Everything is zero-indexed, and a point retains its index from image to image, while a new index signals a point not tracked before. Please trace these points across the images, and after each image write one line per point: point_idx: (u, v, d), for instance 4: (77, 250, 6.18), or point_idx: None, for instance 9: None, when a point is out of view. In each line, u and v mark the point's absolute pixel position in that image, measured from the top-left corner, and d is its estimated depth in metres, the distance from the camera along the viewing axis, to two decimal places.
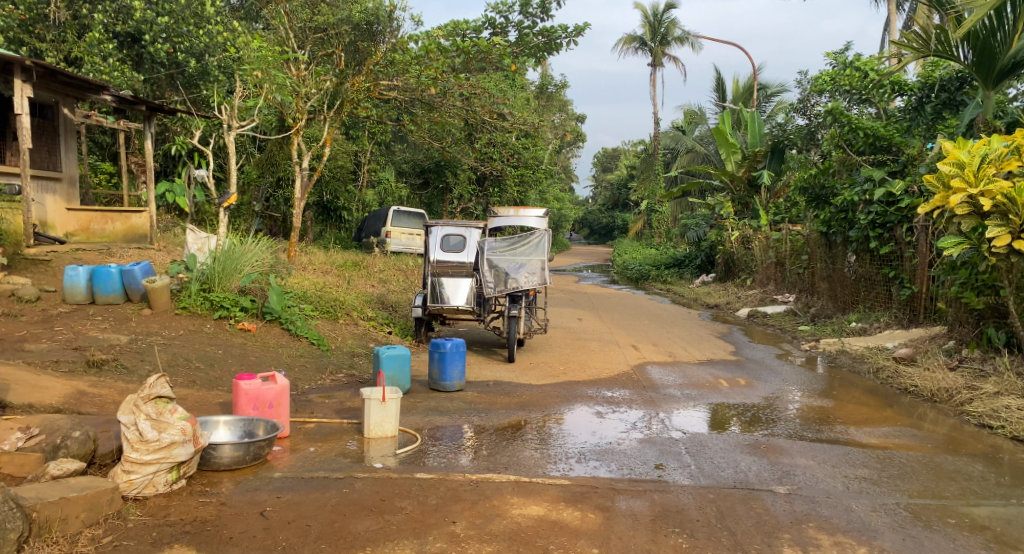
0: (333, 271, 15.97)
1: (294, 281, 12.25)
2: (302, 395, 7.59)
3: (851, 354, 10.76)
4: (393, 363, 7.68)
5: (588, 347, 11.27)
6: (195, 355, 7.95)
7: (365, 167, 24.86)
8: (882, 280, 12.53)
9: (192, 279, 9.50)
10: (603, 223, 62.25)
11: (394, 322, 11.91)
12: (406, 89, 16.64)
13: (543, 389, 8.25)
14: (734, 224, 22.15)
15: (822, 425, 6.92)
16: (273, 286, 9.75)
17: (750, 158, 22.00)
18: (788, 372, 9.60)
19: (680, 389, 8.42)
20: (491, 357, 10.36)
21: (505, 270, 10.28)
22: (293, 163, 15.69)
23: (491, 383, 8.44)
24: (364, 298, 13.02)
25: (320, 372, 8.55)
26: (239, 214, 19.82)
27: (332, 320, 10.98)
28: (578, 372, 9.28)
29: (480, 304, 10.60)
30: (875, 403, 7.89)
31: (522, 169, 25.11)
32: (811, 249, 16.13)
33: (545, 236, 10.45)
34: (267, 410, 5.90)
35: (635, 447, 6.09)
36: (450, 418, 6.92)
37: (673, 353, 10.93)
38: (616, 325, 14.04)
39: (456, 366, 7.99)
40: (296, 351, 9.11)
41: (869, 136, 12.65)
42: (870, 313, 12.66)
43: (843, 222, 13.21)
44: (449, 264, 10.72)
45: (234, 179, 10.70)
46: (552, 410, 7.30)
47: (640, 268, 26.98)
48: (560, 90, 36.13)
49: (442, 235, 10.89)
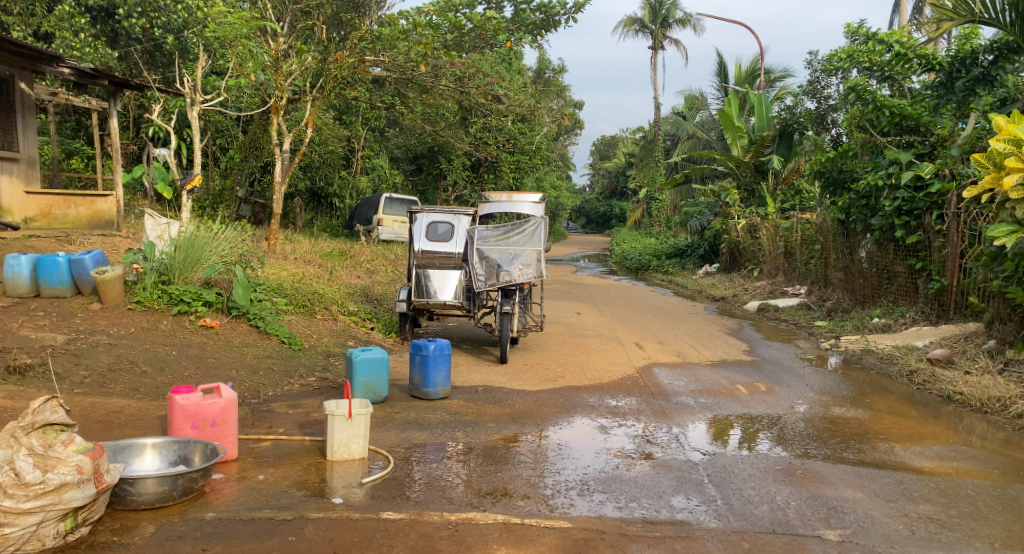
0: (317, 261, 15.01)
1: (269, 272, 11.27)
2: (263, 404, 6.63)
3: (877, 354, 9.83)
4: (370, 367, 6.74)
5: (588, 345, 10.32)
6: (143, 357, 7.00)
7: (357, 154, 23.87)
8: (907, 273, 11.61)
9: (148, 270, 8.50)
10: (600, 212, 61.33)
11: (377, 317, 10.95)
12: (396, 68, 15.63)
13: (539, 396, 7.31)
14: (739, 213, 21.18)
15: (861, 442, 6.01)
16: (240, 278, 8.75)
17: (757, 143, 21.04)
18: (810, 376, 8.67)
19: (693, 396, 7.48)
20: (481, 356, 9.41)
21: (497, 262, 9.36)
22: (274, 145, 14.70)
23: (480, 389, 7.50)
24: (346, 291, 12.04)
25: (288, 376, 7.60)
26: (221, 200, 18.85)
27: (309, 315, 10.01)
28: (579, 375, 8.34)
29: (472, 299, 9.66)
30: (915, 415, 6.98)
31: (519, 155, 24.10)
32: (825, 237, 15.22)
33: (541, 224, 9.53)
34: (209, 430, 4.94)
35: (647, 474, 5.16)
36: (431, 434, 5.98)
37: (682, 353, 9.98)
38: (617, 319, 13.09)
39: (440, 371, 7.04)
40: (263, 351, 8.16)
41: (894, 115, 11.74)
42: (894, 308, 11.73)
43: (864, 209, 12.27)
44: (436, 254, 9.61)
45: (199, 160, 9.68)
46: (549, 424, 6.36)
47: (640, 258, 26.05)
48: (558, 75, 35.07)
49: (427, 222, 9.78)
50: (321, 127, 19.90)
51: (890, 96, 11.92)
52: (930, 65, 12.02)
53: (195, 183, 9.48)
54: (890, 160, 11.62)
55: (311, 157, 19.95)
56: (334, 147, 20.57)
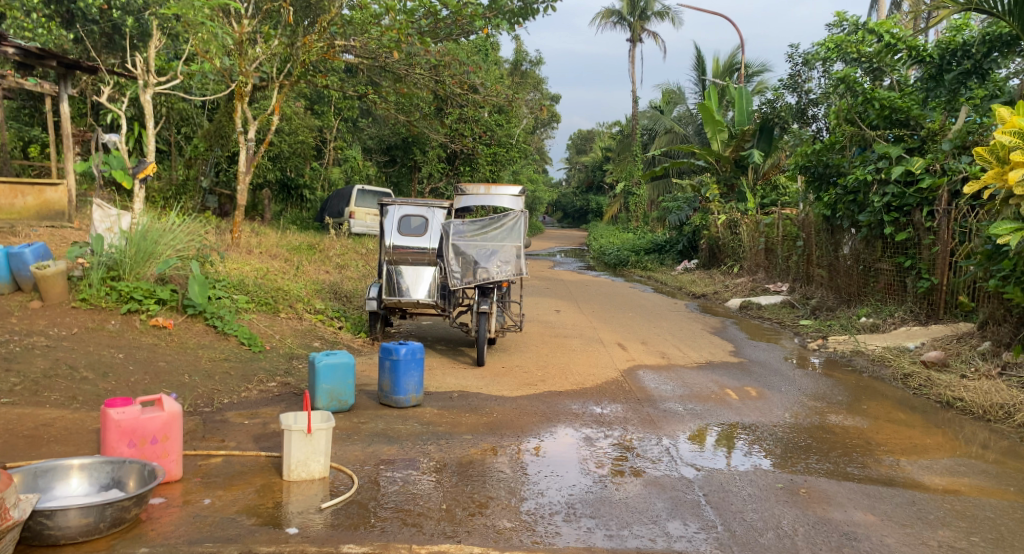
0: (284, 255, 14.40)
1: (231, 268, 10.67)
2: (216, 413, 6.08)
3: (867, 355, 9.46)
4: (334, 373, 6.22)
5: (569, 346, 9.85)
6: (84, 361, 6.41)
7: (329, 145, 23.32)
8: (894, 271, 11.26)
9: (96, 265, 7.88)
10: (576, 206, 61.00)
11: (346, 315, 10.39)
12: (368, 55, 15.05)
13: (517, 404, 6.81)
14: (719, 208, 20.84)
15: (864, 455, 5.59)
16: (196, 274, 8.17)
17: (737, 137, 20.74)
18: (801, 379, 8.27)
19: (682, 402, 7.03)
20: (456, 358, 8.90)
21: (474, 259, 8.79)
22: (239, 133, 14.06)
23: (455, 396, 7.00)
24: (313, 287, 11.46)
25: (246, 381, 7.05)
26: (185, 190, 18.12)
27: (272, 314, 9.44)
28: (559, 379, 7.87)
29: (445, 297, 9.12)
30: (916, 423, 6.58)
31: (496, 147, 23.59)
32: (808, 233, 14.90)
33: (521, 219, 9.06)
34: (148, 448, 4.37)
35: (639, 494, 4.71)
36: (400, 447, 5.46)
37: (666, 355, 9.54)
38: (598, 318, 12.63)
39: (413, 377, 6.54)
40: (219, 353, 7.59)
41: (883, 108, 11.30)
42: (881, 307, 11.38)
43: (852, 205, 11.91)
44: (408, 249, 9.09)
45: (152, 147, 9.06)
46: (530, 434, 5.87)
47: (618, 253, 25.65)
48: (535, 67, 34.60)
49: (399, 216, 9.25)
50: (290, 116, 19.22)
51: (880, 88, 11.51)
52: (919, 58, 11.64)
53: (147, 172, 8.86)
54: (879, 154, 11.27)
55: (280, 147, 19.28)
56: (304, 137, 19.91)
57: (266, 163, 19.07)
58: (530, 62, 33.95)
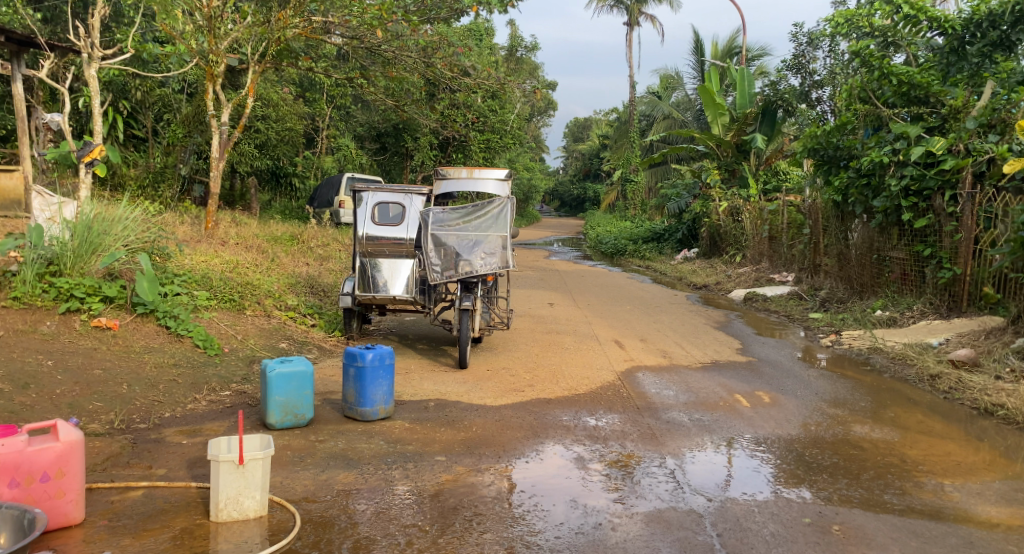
0: (262, 246, 13.59)
1: (197, 262, 9.85)
2: (152, 431, 5.30)
3: (886, 353, 8.65)
4: (289, 383, 5.42)
5: (561, 344, 9.05)
6: (3, 370, 5.61)
7: (320, 132, 22.61)
8: (912, 261, 10.44)
9: (32, 260, 7.06)
10: (574, 195, 60.12)
11: (320, 312, 9.58)
12: (351, 34, 14.19)
13: (501, 415, 6.03)
14: (720, 195, 20.02)
15: (901, 478, 4.80)
16: (146, 269, 7.33)
17: (738, 121, 19.73)
18: (817, 382, 7.49)
19: (686, 411, 6.24)
20: (437, 359, 8.10)
21: (456, 250, 8.04)
22: (212, 116, 13.24)
23: (431, 406, 6.21)
24: (288, 281, 10.64)
25: (197, 390, 6.27)
26: (162, 177, 17.33)
27: (237, 311, 8.62)
28: (549, 385, 7.08)
29: (425, 292, 8.36)
30: (952, 434, 5.76)
31: (489, 134, 22.73)
32: (816, 220, 14.11)
33: (508, 205, 8.21)
34: (35, 487, 3.75)
35: (641, 539, 3.96)
36: (360, 473, 4.68)
37: (668, 354, 8.73)
38: (594, 312, 11.84)
39: (381, 387, 5.73)
40: (169, 358, 6.78)
41: (902, 84, 10.59)
42: (897, 299, 10.57)
43: (866, 189, 11.09)
44: (383, 240, 8.24)
45: (100, 129, 8.26)
46: (513, 454, 5.10)
47: (616, 242, 24.85)
48: (531, 53, 33.64)
49: (374, 204, 8.39)
50: (276, 102, 18.30)
51: (898, 62, 10.75)
52: (942, 29, 10.66)
53: (94, 156, 8.18)
54: (895, 134, 10.47)
55: (267, 133, 18.37)
56: (292, 124, 19.01)
57: (251, 150, 18.02)
58: (526, 47, 33.03)
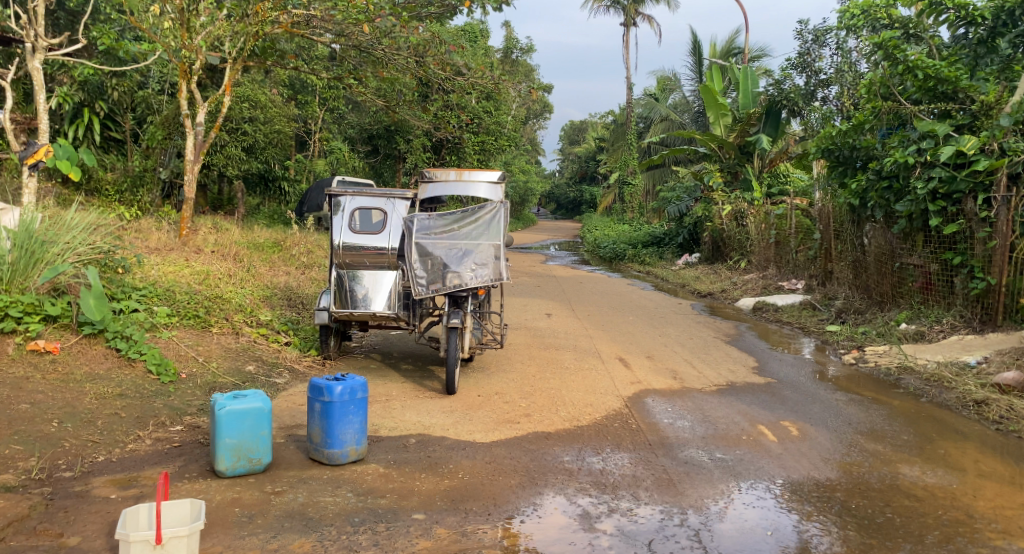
0: (242, 255, 12.76)
1: (163, 275, 9.00)
2: (78, 482, 4.47)
3: (918, 373, 7.84)
4: (243, 423, 4.63)
5: (560, 363, 8.24)
6: None
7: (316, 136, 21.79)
8: (938, 269, 9.66)
9: None
10: (570, 198, 59.38)
11: (297, 328, 8.74)
12: (336, 31, 13.39)
13: (492, 456, 5.22)
14: (723, 198, 19.20)
15: (973, 544, 4.03)
16: (93, 285, 6.43)
17: (742, 121, 18.91)
18: (847, 409, 6.68)
19: (706, 449, 5.45)
20: (422, 383, 7.29)
21: (443, 261, 7.22)
22: (186, 117, 12.53)
23: (412, 444, 5.40)
24: (263, 293, 9.80)
25: (142, 425, 5.43)
26: (141, 181, 16.53)
27: (201, 329, 7.78)
28: (548, 415, 6.28)
29: (409, 308, 7.56)
30: (1017, 477, 4.98)
31: (483, 136, 21.78)
32: (828, 225, 13.33)
33: (501, 210, 7.42)
34: None
35: None
36: (321, 542, 3.89)
37: (678, 374, 7.92)
38: (595, 324, 11.03)
39: (352, 424, 4.96)
40: (115, 386, 5.93)
41: (927, 78, 9.75)
42: (922, 311, 9.78)
43: (887, 192, 10.27)
44: (363, 250, 7.40)
45: (47, 127, 7.61)
46: (508, 513, 4.30)
47: (614, 247, 24.09)
48: (525, 54, 32.84)
49: (352, 209, 7.53)
50: (263, 103, 17.39)
51: (922, 54, 9.92)
52: (968, 19, 9.80)
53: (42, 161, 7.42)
54: (920, 133, 9.66)
55: (255, 136, 17.41)
56: (280, 126, 18.14)
57: (238, 153, 17.09)
58: (522, 49, 32.34)
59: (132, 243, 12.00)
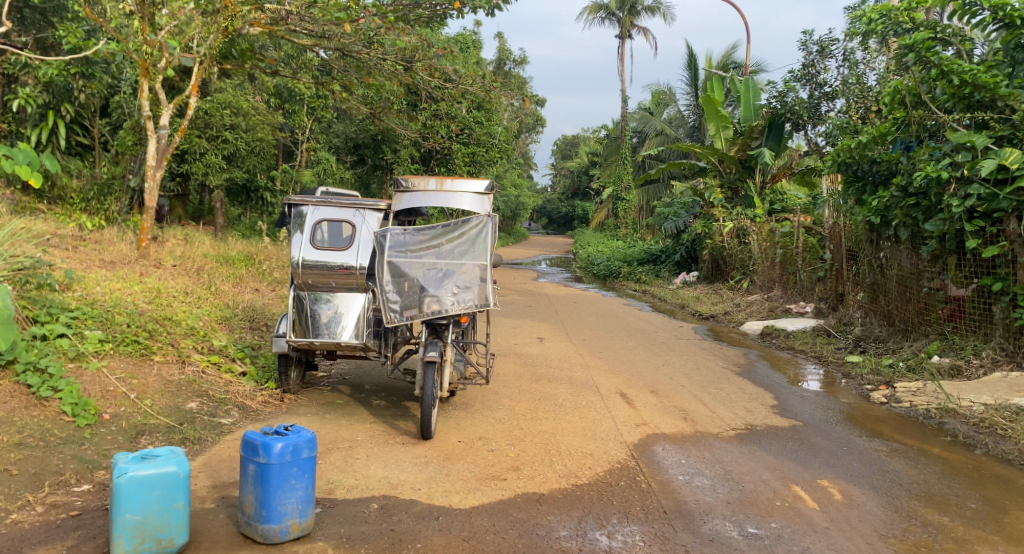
0: (205, 269, 11.68)
1: (106, 293, 7.94)
2: None
3: (963, 416, 6.89)
4: (149, 494, 3.64)
5: (554, 398, 7.24)
6: None
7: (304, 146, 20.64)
8: (973, 296, 8.75)
9: None
10: (563, 212, 58.50)
11: (255, 355, 7.70)
12: (316, 33, 12.38)
13: (474, 531, 4.27)
14: (724, 214, 18.21)
15: None
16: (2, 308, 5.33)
17: (743, 135, 17.98)
18: (890, 461, 5.74)
19: (734, 521, 4.52)
20: (394, 423, 6.29)
21: (421, 283, 6.24)
22: (148, 119, 11.49)
23: (373, 512, 4.42)
24: (221, 314, 8.74)
25: (35, 487, 4.41)
26: (107, 189, 15.47)
27: (141, 358, 6.71)
28: (540, 470, 5.26)
29: (380, 336, 6.59)
30: None
31: (474, 147, 20.62)
32: (840, 244, 12.39)
33: (488, 225, 6.41)
34: None
35: None
36: None
37: (689, 415, 6.90)
38: (592, 350, 10.01)
39: (294, 492, 3.98)
40: (13, 431, 4.89)
41: (962, 85, 8.80)
42: (955, 342, 8.85)
43: (914, 209, 9.33)
44: (327, 269, 6.37)
45: None
46: None
47: (608, 264, 23.14)
48: (518, 67, 32.10)
49: (316, 221, 6.49)
50: (246, 110, 16.22)
51: (956, 58, 8.97)
52: (1006, 21, 8.84)
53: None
54: (953, 145, 8.72)
55: (236, 145, 16.21)
56: (264, 134, 17.02)
57: (218, 162, 15.81)
58: (514, 61, 31.49)
59: (85, 255, 10.93)
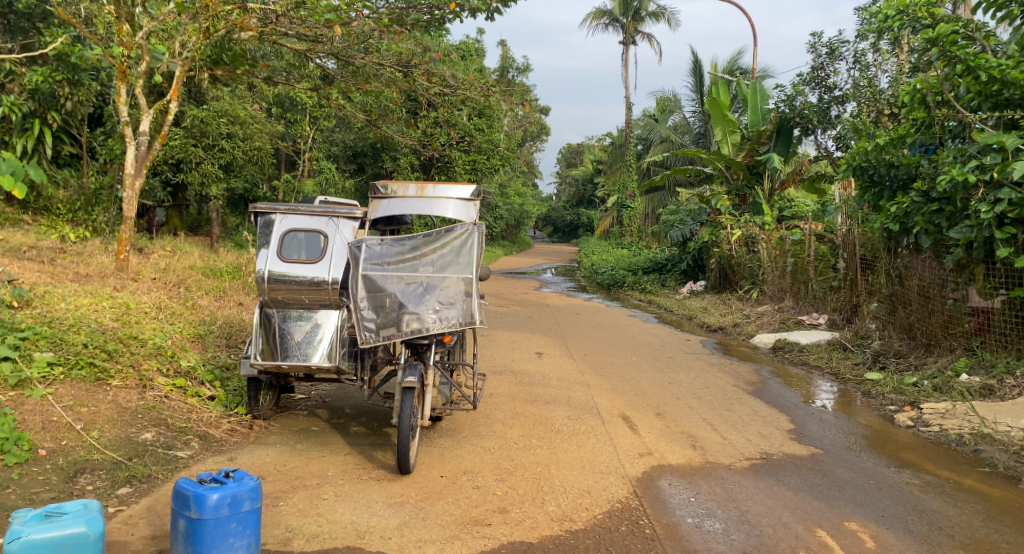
0: (188, 283, 11.09)
1: (67, 310, 7.35)
2: None
3: (1002, 443, 6.26)
4: None
5: (550, 423, 6.63)
6: None
7: (306, 155, 19.96)
8: (1004, 309, 8.12)
9: None
10: (568, 221, 57.85)
11: (227, 375, 7.11)
12: (307, 37, 11.79)
13: None
14: (732, 221, 17.56)
15: None
16: None
17: (751, 140, 17.34)
18: (923, 497, 5.13)
19: None
20: (371, 453, 5.70)
21: (399, 300, 5.65)
22: (126, 125, 10.93)
23: None
24: (195, 331, 8.14)
25: None
26: (95, 200, 14.92)
27: (96, 383, 6.07)
28: (530, 512, 4.67)
29: (356, 357, 5.98)
30: None
31: (475, 154, 19.96)
32: (856, 252, 11.72)
33: (473, 234, 5.81)
34: None
35: None
36: None
37: (698, 441, 6.29)
38: (594, 367, 9.39)
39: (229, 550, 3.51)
40: None
41: (990, 82, 8.17)
42: (984, 358, 8.22)
43: (937, 214, 8.68)
44: (296, 284, 5.76)
45: None
46: None
47: (613, 273, 22.50)
48: (522, 75, 31.58)
49: (284, 232, 5.89)
50: (243, 118, 15.60)
51: (983, 53, 8.34)
52: None
53: None
54: (980, 146, 8.08)
55: (233, 153, 15.52)
56: (261, 143, 16.31)
57: (214, 171, 15.22)
58: (518, 68, 30.97)
59: (60, 269, 10.37)
